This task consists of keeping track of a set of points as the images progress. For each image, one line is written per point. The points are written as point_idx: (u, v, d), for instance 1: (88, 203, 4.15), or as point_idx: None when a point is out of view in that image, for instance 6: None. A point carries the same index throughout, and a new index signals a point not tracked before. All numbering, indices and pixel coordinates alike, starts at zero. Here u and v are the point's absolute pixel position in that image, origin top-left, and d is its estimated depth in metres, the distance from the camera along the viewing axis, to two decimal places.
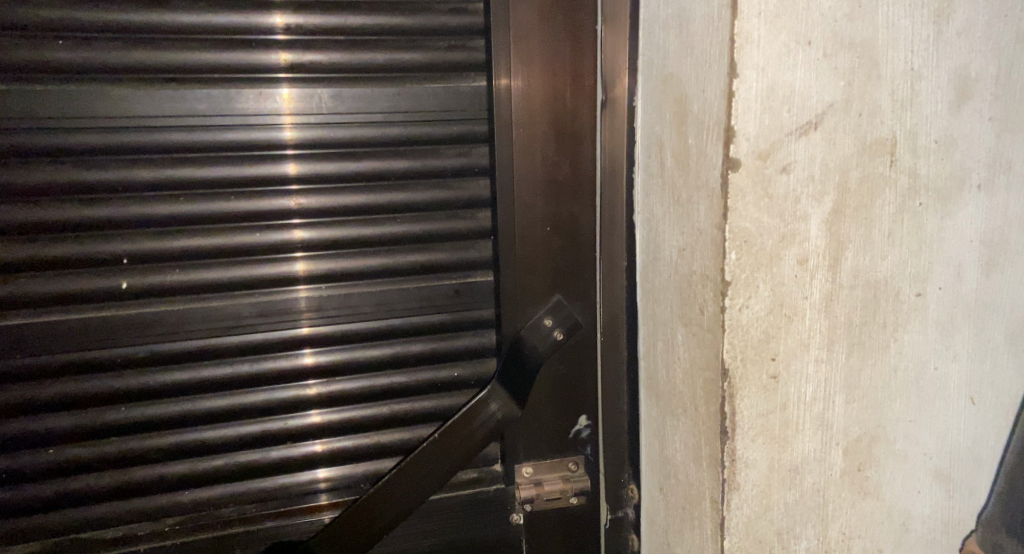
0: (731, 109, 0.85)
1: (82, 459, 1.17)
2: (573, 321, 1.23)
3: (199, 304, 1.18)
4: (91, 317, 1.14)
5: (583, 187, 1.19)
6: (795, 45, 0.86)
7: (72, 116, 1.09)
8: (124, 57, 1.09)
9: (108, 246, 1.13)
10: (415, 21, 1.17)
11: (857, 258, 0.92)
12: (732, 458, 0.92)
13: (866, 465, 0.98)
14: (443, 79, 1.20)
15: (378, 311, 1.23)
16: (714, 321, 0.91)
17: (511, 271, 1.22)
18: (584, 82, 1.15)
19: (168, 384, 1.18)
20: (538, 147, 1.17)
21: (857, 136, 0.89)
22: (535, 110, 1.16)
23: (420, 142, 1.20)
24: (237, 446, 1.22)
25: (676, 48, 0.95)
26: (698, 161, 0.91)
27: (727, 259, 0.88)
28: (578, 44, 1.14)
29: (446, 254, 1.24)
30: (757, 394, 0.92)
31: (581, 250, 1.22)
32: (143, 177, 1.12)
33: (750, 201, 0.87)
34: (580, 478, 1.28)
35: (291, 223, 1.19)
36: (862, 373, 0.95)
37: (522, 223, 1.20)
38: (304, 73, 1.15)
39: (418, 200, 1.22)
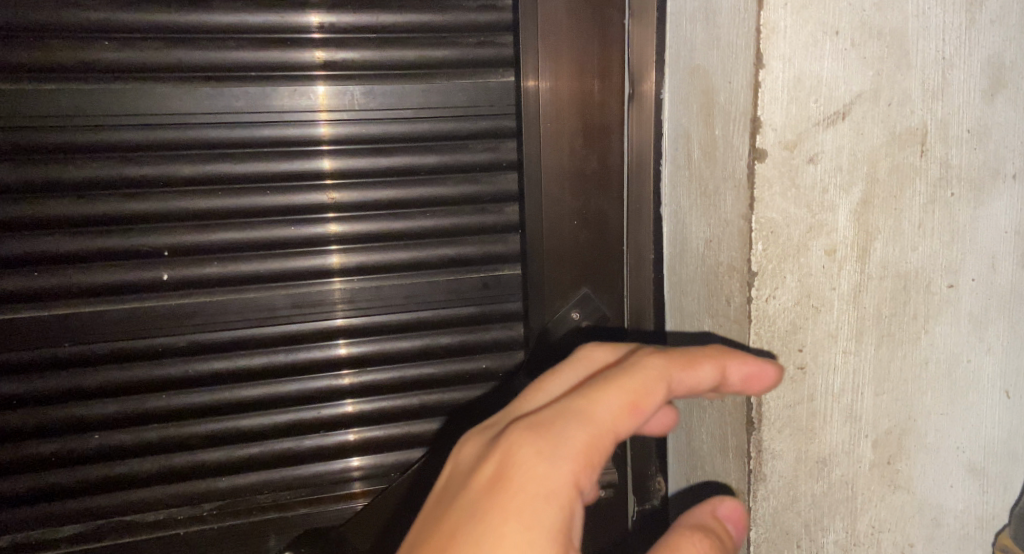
0: (758, 100, 0.85)
1: (125, 446, 1.21)
2: (602, 313, 1.23)
3: (236, 296, 1.21)
4: (133, 308, 1.18)
5: (611, 181, 1.18)
6: (824, 35, 0.86)
7: (116, 113, 1.13)
8: (166, 56, 1.13)
9: (150, 239, 1.17)
10: (445, 18, 1.19)
11: (887, 249, 0.92)
12: (758, 449, 0.92)
13: (896, 458, 0.97)
14: (472, 75, 1.21)
15: (408, 303, 1.26)
16: (740, 311, 0.91)
17: (539, 263, 1.23)
18: (612, 76, 1.14)
19: (206, 373, 1.22)
20: (566, 142, 1.17)
21: (886, 126, 0.89)
22: (563, 105, 1.16)
23: (450, 137, 1.23)
24: (272, 435, 1.25)
25: (703, 40, 0.95)
26: (724, 153, 0.92)
27: (754, 249, 0.88)
28: (606, 39, 1.13)
29: (475, 247, 1.26)
30: (784, 384, 0.92)
31: (608, 244, 1.21)
32: (184, 173, 1.16)
33: (777, 192, 0.87)
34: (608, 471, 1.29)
35: (327, 216, 1.22)
36: (892, 364, 0.94)
37: (550, 216, 1.20)
38: (337, 70, 1.18)
39: (448, 195, 1.24)
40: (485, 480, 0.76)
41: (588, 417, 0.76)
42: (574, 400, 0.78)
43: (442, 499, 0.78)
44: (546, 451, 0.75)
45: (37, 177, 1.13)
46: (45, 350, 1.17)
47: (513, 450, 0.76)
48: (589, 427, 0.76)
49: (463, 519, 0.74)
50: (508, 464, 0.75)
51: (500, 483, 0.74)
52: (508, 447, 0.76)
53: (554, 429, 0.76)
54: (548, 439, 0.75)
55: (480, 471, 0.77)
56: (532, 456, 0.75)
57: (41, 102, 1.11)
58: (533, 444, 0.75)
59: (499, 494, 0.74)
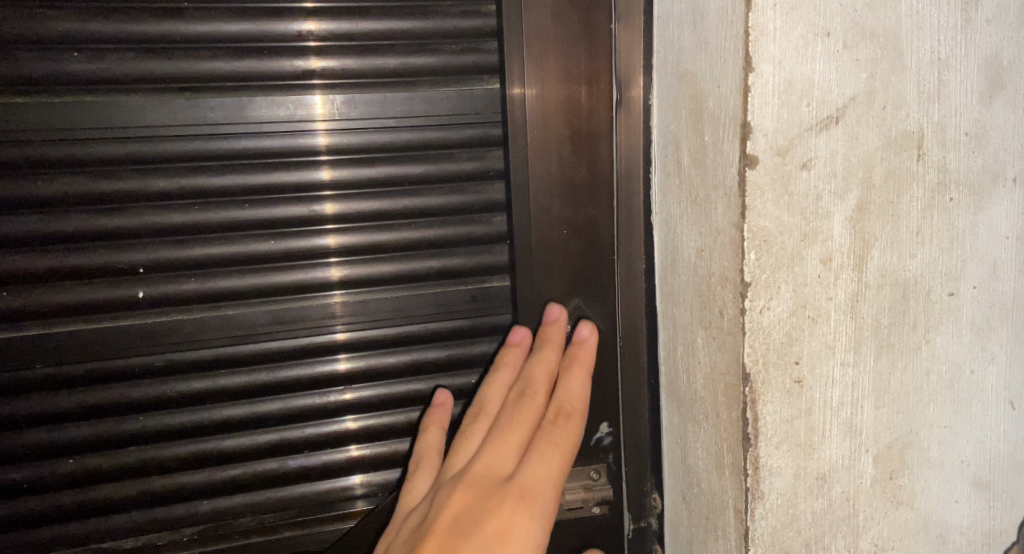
0: (748, 105, 0.82)
1: (100, 470, 1.17)
2: (593, 325, 1.18)
3: (215, 313, 1.18)
4: (110, 327, 1.15)
5: (601, 190, 1.15)
6: (815, 36, 0.83)
7: (87, 127, 1.10)
8: (139, 67, 1.10)
9: (125, 256, 1.14)
10: (427, 24, 1.16)
11: (884, 257, 0.88)
12: (755, 466, 0.89)
13: (899, 473, 0.93)
14: (455, 82, 1.18)
15: (394, 318, 1.23)
16: (734, 323, 0.88)
17: (529, 274, 1.19)
18: (600, 81, 1.11)
19: (186, 393, 1.18)
20: (554, 150, 1.14)
21: (881, 130, 0.86)
22: (550, 112, 1.13)
23: (434, 147, 1.20)
24: (255, 456, 1.22)
25: (690, 44, 0.92)
26: (714, 160, 0.89)
27: (746, 259, 0.85)
28: (593, 43, 1.10)
29: (462, 259, 1.23)
30: (781, 398, 0.88)
31: (599, 252, 1.17)
32: (158, 187, 1.13)
33: (769, 200, 0.84)
34: (602, 488, 1.23)
35: (325, 228, 1.19)
36: (892, 376, 0.91)
37: (539, 226, 1.16)
38: (320, 79, 1.15)
39: (434, 205, 1.21)
40: (485, 538, 0.96)
41: (555, 478, 1.01)
42: (540, 465, 1.01)
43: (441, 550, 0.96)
44: (534, 510, 0.98)
45: (7, 194, 1.10)
46: (16, 371, 1.14)
47: (509, 516, 0.97)
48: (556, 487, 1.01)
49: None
50: (505, 529, 0.96)
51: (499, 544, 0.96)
52: (503, 514, 0.97)
53: (535, 496, 0.99)
54: (533, 507, 0.98)
55: (480, 529, 0.96)
56: (524, 522, 0.97)
57: (10, 116, 1.08)
58: (524, 512, 0.98)
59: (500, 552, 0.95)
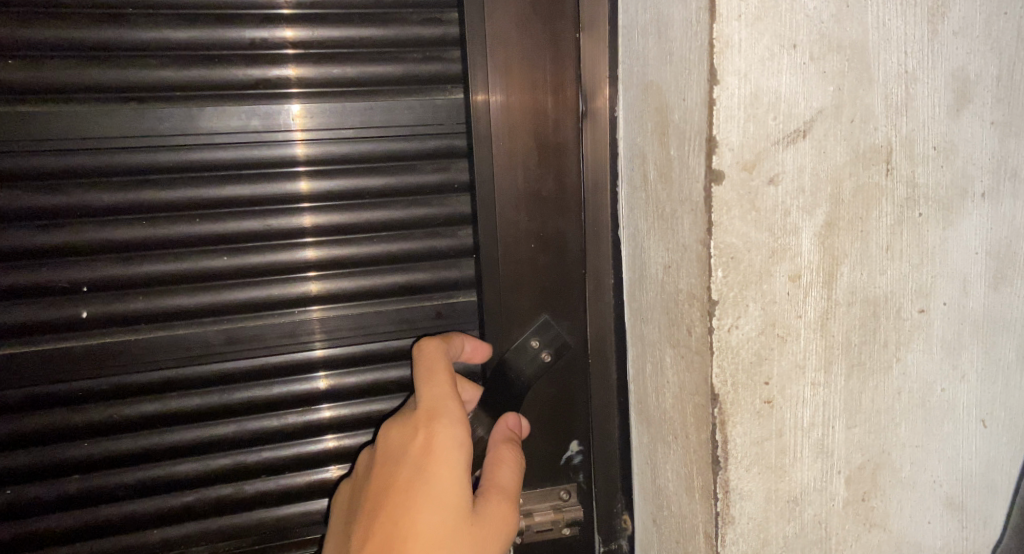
0: (713, 119, 0.80)
1: (44, 500, 1.15)
2: (563, 340, 1.16)
3: (165, 332, 1.15)
4: (52, 348, 1.13)
5: (569, 203, 1.12)
6: (780, 48, 0.80)
7: (26, 139, 1.08)
8: (83, 77, 1.08)
9: (68, 273, 1.11)
10: (388, 33, 1.14)
11: (853, 274, 0.86)
12: (725, 489, 0.86)
13: (871, 495, 0.91)
14: (418, 92, 1.16)
15: (357, 335, 1.20)
16: (702, 342, 0.85)
17: (495, 290, 1.15)
18: (566, 91, 1.08)
19: (135, 417, 1.16)
20: (521, 162, 1.10)
21: (849, 144, 0.84)
22: (516, 123, 1.10)
23: (397, 159, 1.17)
24: (207, 482, 1.19)
25: (655, 55, 0.90)
26: (681, 175, 0.86)
27: (713, 277, 0.83)
28: (559, 52, 1.08)
29: (426, 274, 1.21)
30: (750, 420, 0.86)
31: (568, 267, 1.14)
32: (103, 201, 1.10)
33: (736, 215, 0.82)
34: (573, 509, 1.20)
35: (303, 241, 1.17)
36: (863, 396, 0.89)
37: (506, 239, 1.12)
38: (298, 88, 1.13)
39: (397, 219, 1.19)
40: (415, 460, 0.97)
41: (450, 394, 1.02)
42: (430, 389, 1.02)
43: (383, 483, 0.98)
44: (441, 425, 0.99)
45: None
46: None
47: (428, 436, 0.98)
48: (455, 401, 1.01)
49: (413, 492, 0.95)
50: (428, 451, 0.97)
51: (425, 460, 0.97)
52: (423, 433, 0.99)
53: (443, 409, 1.00)
54: (445, 417, 0.99)
55: (404, 466, 0.97)
56: (442, 432, 0.98)
57: None
58: (433, 430, 0.99)
59: (432, 467, 0.96)
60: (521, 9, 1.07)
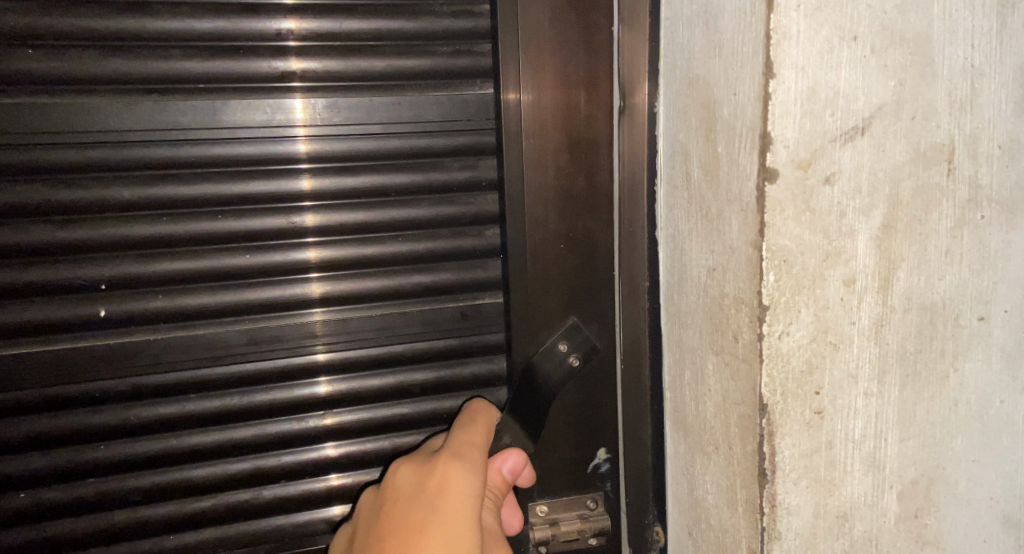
0: (768, 114, 0.76)
1: (58, 503, 1.13)
2: (591, 344, 1.12)
3: (184, 333, 1.13)
4: (69, 348, 1.11)
5: (600, 201, 1.08)
6: (840, 40, 0.76)
7: (45, 133, 1.05)
8: (102, 67, 1.05)
9: (86, 271, 1.09)
10: (417, 25, 1.11)
11: (910, 278, 0.82)
12: (772, 504, 0.82)
13: (924, 511, 0.87)
14: (447, 87, 1.14)
15: (379, 337, 1.19)
16: (750, 350, 0.82)
17: (523, 290, 1.11)
18: (599, 86, 1.05)
19: (151, 419, 1.14)
20: (551, 159, 1.07)
21: (909, 142, 0.80)
22: (547, 117, 1.06)
23: (424, 155, 1.15)
24: (225, 486, 1.17)
25: (702, 48, 0.86)
26: (729, 173, 0.83)
27: (765, 281, 0.79)
28: (593, 46, 1.04)
29: (451, 273, 1.18)
30: (800, 431, 0.82)
31: (597, 269, 1.11)
32: (122, 196, 1.08)
33: (790, 216, 0.78)
34: (600, 518, 1.17)
35: (306, 241, 1.15)
36: (917, 407, 0.85)
37: (534, 239, 1.09)
38: (300, 81, 1.10)
39: (423, 217, 1.16)
40: (427, 498, 0.95)
41: (476, 446, 1.02)
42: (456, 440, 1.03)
43: (391, 521, 0.95)
44: (460, 466, 0.97)
45: None
46: None
47: (445, 475, 0.97)
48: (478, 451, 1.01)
49: (423, 528, 0.92)
50: (443, 488, 0.95)
51: (440, 497, 0.95)
52: (437, 473, 0.97)
53: (464, 455, 0.99)
54: (464, 460, 0.98)
55: (418, 502, 0.95)
56: (460, 471, 0.97)
57: None
58: (453, 468, 0.97)
59: (445, 504, 0.94)
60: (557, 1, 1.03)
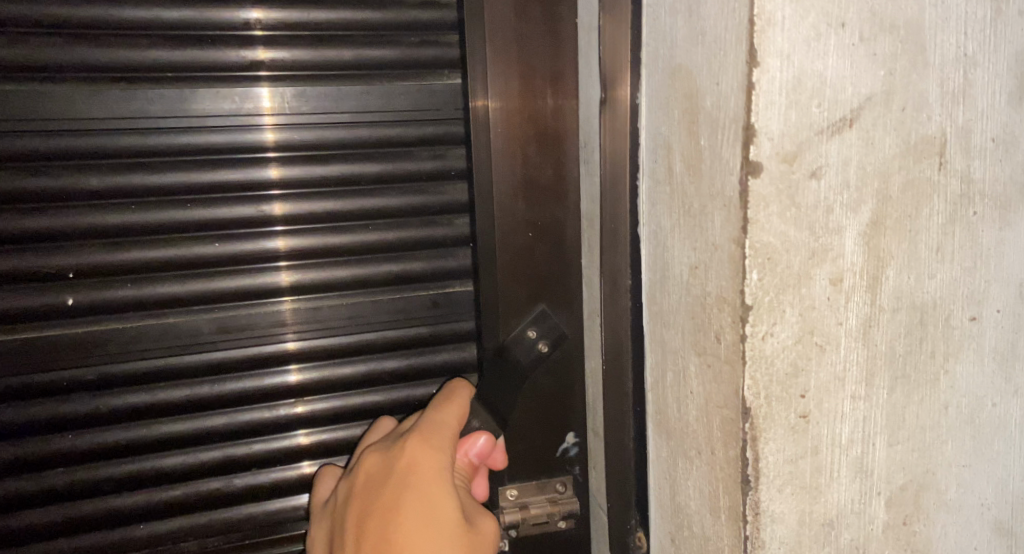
0: (751, 105, 0.72)
1: (31, 493, 1.15)
2: (559, 330, 1.16)
3: (156, 320, 1.15)
4: (39, 335, 1.12)
5: (567, 191, 1.12)
6: (828, 27, 0.73)
7: (14, 119, 1.06)
8: (72, 55, 1.06)
9: (55, 259, 1.10)
10: (385, 15, 1.14)
11: (900, 277, 0.79)
12: (755, 512, 0.79)
13: (913, 518, 0.84)
14: (416, 76, 1.17)
15: (352, 324, 1.21)
16: (733, 351, 0.78)
17: (494, 278, 1.14)
18: (565, 79, 1.08)
19: (123, 408, 1.16)
20: (519, 149, 1.10)
21: (900, 135, 0.76)
22: (515, 108, 1.09)
23: (394, 145, 1.18)
24: (198, 475, 1.20)
25: (686, 35, 0.82)
26: (711, 167, 0.79)
27: (748, 279, 0.76)
28: (558, 40, 1.08)
29: (423, 263, 1.22)
30: (785, 436, 0.79)
31: (566, 257, 1.15)
32: (92, 186, 1.10)
33: (774, 212, 0.75)
34: (569, 500, 1.19)
35: (274, 231, 1.17)
36: (907, 411, 0.81)
37: (504, 228, 1.12)
38: (271, 71, 1.12)
39: (393, 207, 1.19)
40: (394, 483, 0.97)
41: (446, 426, 1.03)
42: (428, 420, 1.03)
43: (364, 506, 0.98)
44: (426, 450, 0.99)
45: None
46: None
47: (411, 460, 0.98)
48: (447, 432, 1.02)
49: (393, 514, 0.96)
50: (410, 473, 0.97)
51: (407, 482, 0.97)
52: (405, 457, 0.99)
53: (430, 441, 1.00)
54: (431, 443, 1.00)
55: (387, 486, 0.97)
56: (426, 455, 0.98)
57: None
58: (420, 452, 0.99)
59: (411, 488, 0.96)
60: None
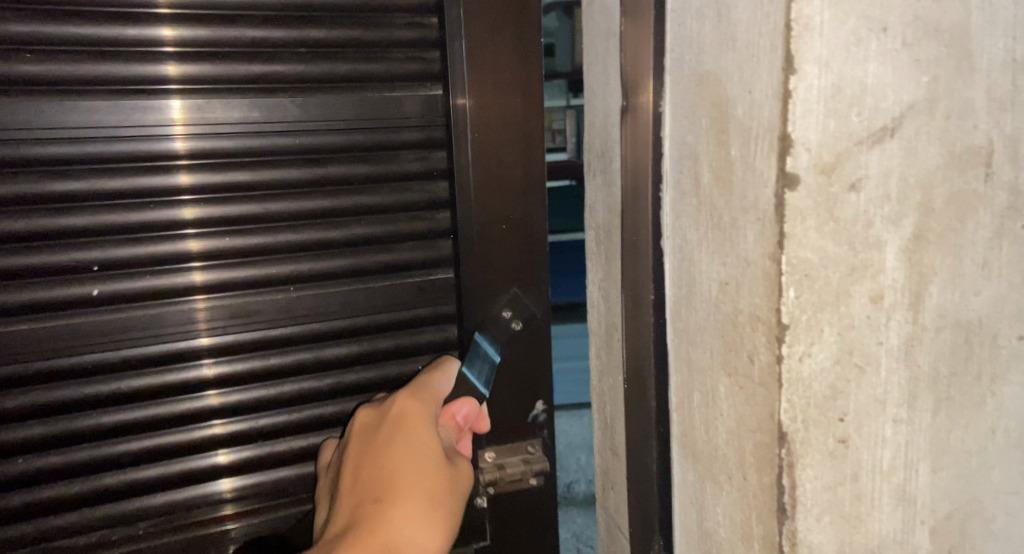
0: (787, 113, 0.69)
1: (42, 502, 1.11)
2: (529, 312, 1.25)
3: (171, 310, 1.13)
4: (64, 322, 1.09)
5: (536, 185, 1.20)
6: (869, 32, 0.69)
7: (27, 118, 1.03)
8: (79, 67, 1.03)
9: (76, 254, 1.08)
10: (372, 34, 1.13)
11: (943, 295, 0.75)
12: (792, 542, 0.75)
13: (958, 547, 0.80)
14: (407, 88, 1.17)
15: (342, 311, 1.20)
16: (768, 373, 0.75)
17: (472, 267, 1.20)
18: (534, 83, 1.17)
19: (114, 425, 1.13)
20: (494, 148, 1.17)
21: (944, 143, 0.72)
22: (489, 109, 1.16)
23: (385, 146, 1.17)
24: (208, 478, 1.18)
25: (713, 42, 0.79)
26: (743, 178, 0.76)
27: (785, 297, 0.72)
28: (525, 48, 1.15)
29: (407, 252, 1.21)
30: (822, 462, 0.75)
31: (535, 245, 1.23)
32: (101, 191, 1.07)
33: (811, 226, 0.71)
34: (539, 460, 1.29)
35: (184, 234, 1.11)
36: (951, 436, 0.77)
37: (481, 223, 1.19)
38: (275, 83, 1.11)
39: (383, 203, 1.18)
40: (388, 426, 1.01)
41: (435, 386, 1.09)
42: (418, 382, 1.09)
43: (359, 451, 1.01)
44: (417, 399, 1.05)
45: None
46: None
47: (403, 409, 1.03)
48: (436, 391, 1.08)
49: (388, 452, 0.98)
50: (402, 418, 1.02)
51: (400, 426, 1.01)
52: (397, 407, 1.03)
53: (420, 396, 1.06)
54: (420, 396, 1.05)
55: (381, 431, 1.01)
56: (416, 405, 1.04)
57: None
58: (410, 401, 1.04)
59: (405, 430, 1.00)
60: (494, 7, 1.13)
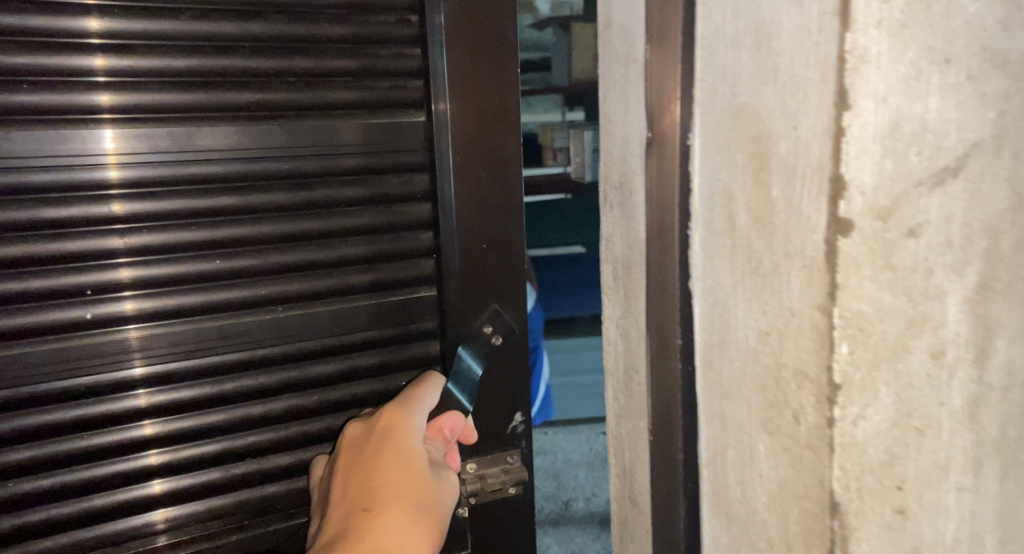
0: (840, 152, 0.63)
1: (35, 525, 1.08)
2: (509, 326, 1.29)
3: (168, 330, 1.12)
4: (75, 344, 1.08)
5: (513, 205, 1.25)
6: (930, 64, 0.62)
7: (35, 140, 1.02)
8: (93, 93, 1.04)
9: (84, 278, 1.06)
10: (361, 64, 1.16)
11: (1011, 350, 0.68)
12: None
13: None
14: (387, 116, 1.20)
15: (328, 331, 1.21)
16: (817, 437, 0.68)
17: (451, 283, 1.24)
18: (512, 108, 1.22)
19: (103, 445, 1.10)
20: (474, 170, 1.21)
21: (1011, 185, 0.66)
22: (468, 128, 1.19)
23: (369, 169, 1.20)
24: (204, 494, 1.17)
25: (750, 71, 0.73)
26: (786, 222, 0.70)
27: (836, 353, 0.66)
28: (504, 77, 1.20)
29: (391, 272, 1.24)
30: (878, 534, 0.68)
31: (512, 260, 1.27)
32: (103, 213, 1.06)
33: (866, 275, 0.65)
34: (518, 469, 1.33)
35: (116, 261, 1.08)
36: (1020, 504, 0.72)
37: (461, 239, 1.22)
38: (278, 111, 1.13)
39: (366, 225, 1.20)
40: (376, 440, 1.05)
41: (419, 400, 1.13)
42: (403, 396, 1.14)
43: (350, 465, 1.04)
44: (403, 413, 1.09)
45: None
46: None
47: (390, 422, 1.07)
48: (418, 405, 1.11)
49: (377, 463, 1.02)
50: (390, 430, 1.06)
51: (386, 441, 1.05)
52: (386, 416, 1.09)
53: (404, 411, 1.09)
54: (405, 409, 1.10)
55: (369, 446, 1.05)
56: (404, 416, 1.09)
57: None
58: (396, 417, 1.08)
59: (392, 441, 1.05)
60: (475, 33, 1.17)
